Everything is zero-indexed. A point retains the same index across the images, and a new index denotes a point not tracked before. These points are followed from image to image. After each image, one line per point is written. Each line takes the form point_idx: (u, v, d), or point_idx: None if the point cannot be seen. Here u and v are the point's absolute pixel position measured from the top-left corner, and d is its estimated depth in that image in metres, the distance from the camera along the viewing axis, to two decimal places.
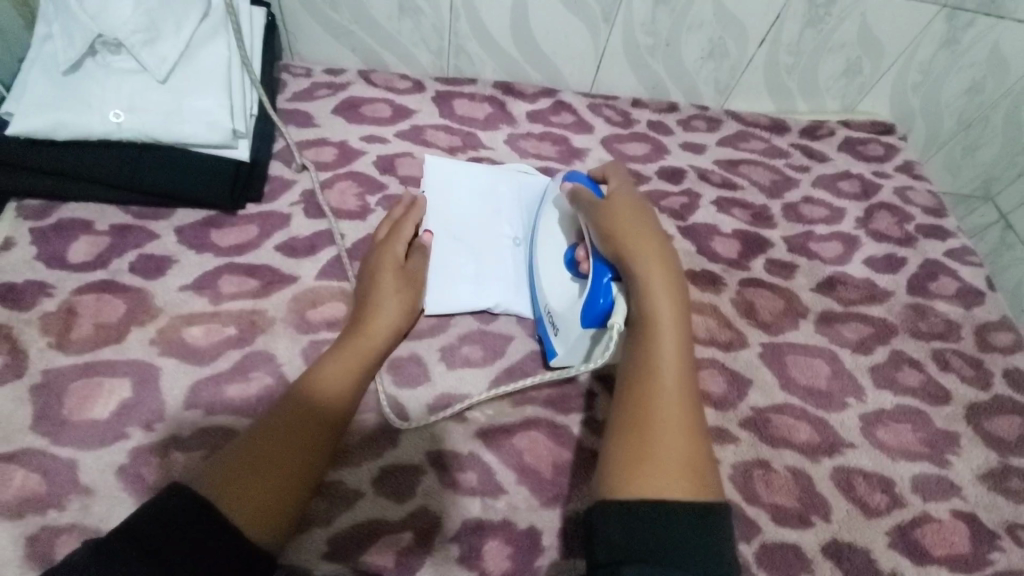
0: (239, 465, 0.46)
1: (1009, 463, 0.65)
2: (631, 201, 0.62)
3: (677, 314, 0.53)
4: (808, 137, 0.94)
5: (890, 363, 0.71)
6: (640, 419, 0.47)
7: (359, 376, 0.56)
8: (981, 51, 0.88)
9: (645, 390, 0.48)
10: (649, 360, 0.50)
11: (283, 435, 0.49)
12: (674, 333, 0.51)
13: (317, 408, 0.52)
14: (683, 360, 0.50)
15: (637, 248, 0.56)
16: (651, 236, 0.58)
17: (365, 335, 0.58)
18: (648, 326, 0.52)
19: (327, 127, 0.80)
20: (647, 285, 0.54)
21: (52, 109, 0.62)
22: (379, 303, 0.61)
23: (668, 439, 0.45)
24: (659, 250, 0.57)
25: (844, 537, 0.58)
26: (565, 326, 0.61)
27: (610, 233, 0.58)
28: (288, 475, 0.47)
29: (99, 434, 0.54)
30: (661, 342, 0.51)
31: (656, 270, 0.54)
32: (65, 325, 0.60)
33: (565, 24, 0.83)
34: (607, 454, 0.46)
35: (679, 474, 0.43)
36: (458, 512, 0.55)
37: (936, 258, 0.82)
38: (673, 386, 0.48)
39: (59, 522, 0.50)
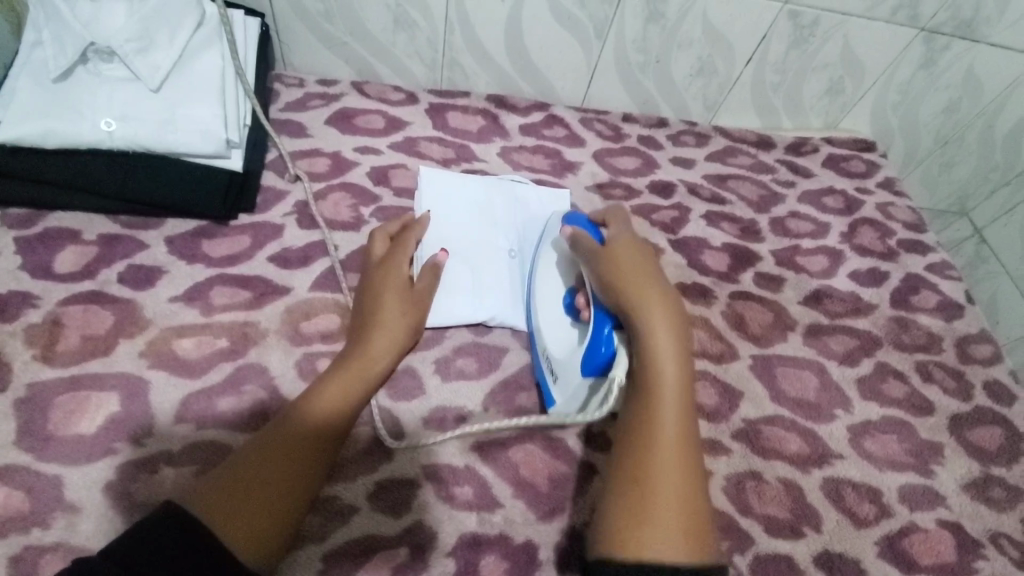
0: (237, 487, 0.45)
1: (990, 472, 0.67)
2: (631, 246, 0.61)
3: (681, 366, 0.51)
4: (793, 153, 0.96)
5: (875, 374, 0.72)
6: (637, 479, 0.46)
7: (355, 398, 0.54)
8: (957, 72, 0.92)
9: (644, 448, 0.47)
10: (650, 416, 0.49)
11: (281, 457, 0.48)
12: (675, 385, 0.50)
13: (313, 434, 0.50)
14: (685, 415, 0.49)
15: (635, 297, 0.55)
16: (652, 284, 0.56)
17: (365, 359, 0.56)
18: (647, 380, 0.51)
19: (321, 138, 0.79)
20: (648, 335, 0.52)
21: (41, 116, 0.61)
22: (383, 320, 0.59)
23: (665, 501, 0.44)
24: (660, 297, 0.55)
25: (835, 547, 0.58)
26: (564, 373, 0.60)
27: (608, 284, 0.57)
28: (286, 495, 0.46)
29: (86, 450, 0.53)
30: (662, 397, 0.49)
31: (656, 319, 0.53)
32: (51, 337, 0.58)
33: (558, 39, 0.84)
34: (606, 511, 0.46)
35: (675, 536, 0.43)
36: (454, 526, 0.54)
37: (917, 272, 0.84)
38: (673, 444, 0.47)
39: (43, 541, 0.48)
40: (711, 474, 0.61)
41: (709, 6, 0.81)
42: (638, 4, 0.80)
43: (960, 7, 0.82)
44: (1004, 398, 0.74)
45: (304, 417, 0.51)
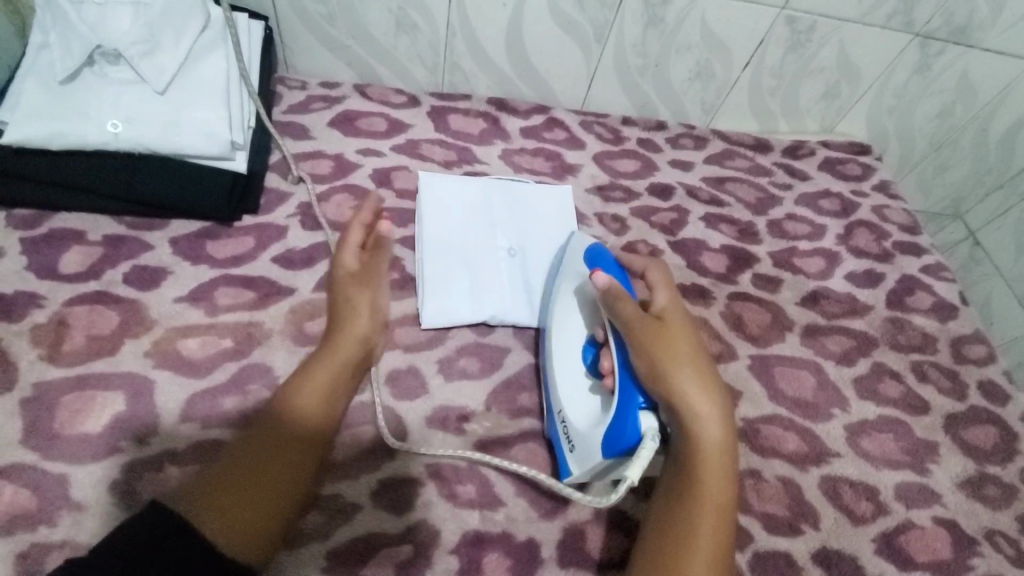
0: (213, 482, 0.46)
1: (985, 471, 0.68)
2: (681, 325, 0.59)
3: (724, 463, 0.51)
4: (790, 156, 0.97)
5: (872, 374, 0.73)
6: (670, 568, 0.46)
7: (336, 393, 0.56)
8: (951, 77, 0.93)
9: (679, 538, 0.48)
10: (689, 504, 0.49)
11: (259, 451, 0.49)
12: (717, 479, 0.50)
13: (301, 433, 0.52)
14: (725, 511, 0.49)
15: (688, 386, 0.53)
16: (702, 373, 0.55)
17: (329, 356, 0.57)
18: (688, 467, 0.51)
19: (323, 140, 0.80)
20: (696, 427, 0.52)
21: (49, 118, 0.62)
22: (353, 317, 0.60)
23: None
24: (709, 388, 0.54)
25: (833, 544, 0.59)
26: (582, 446, 0.55)
27: (657, 362, 0.54)
28: (269, 486, 0.47)
29: (92, 448, 0.53)
30: (704, 487, 0.50)
31: (707, 410, 0.53)
32: (57, 337, 0.59)
33: (558, 43, 0.85)
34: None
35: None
36: (457, 524, 0.55)
37: (912, 274, 0.86)
38: (709, 540, 0.47)
39: (50, 539, 0.49)
40: None
41: (708, 11, 0.82)
42: (637, 8, 0.81)
43: (954, 14, 0.83)
44: (997, 398, 0.75)
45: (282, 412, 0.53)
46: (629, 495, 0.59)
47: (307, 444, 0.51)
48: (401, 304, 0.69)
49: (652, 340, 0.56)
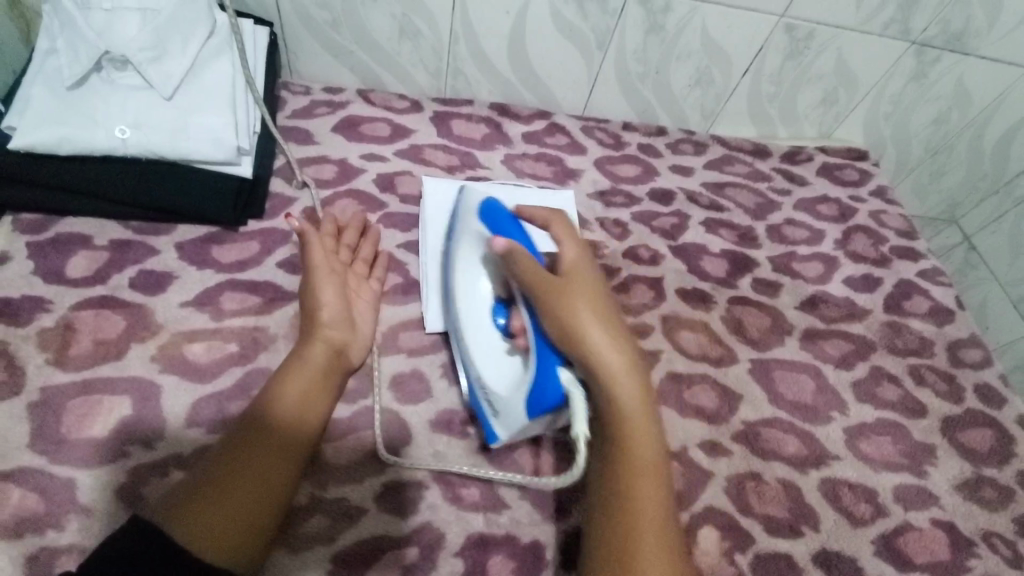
0: (183, 490, 0.47)
1: (982, 473, 0.69)
2: (583, 277, 0.58)
3: (647, 418, 0.51)
4: (788, 162, 0.98)
5: (870, 378, 0.74)
6: (624, 550, 0.45)
7: (316, 394, 0.57)
8: (947, 84, 0.94)
9: (626, 516, 0.47)
10: (626, 477, 0.48)
11: (229, 457, 0.50)
12: (645, 439, 0.50)
13: (281, 437, 0.52)
14: (659, 472, 0.49)
15: (598, 340, 0.52)
16: (610, 324, 0.54)
17: (298, 363, 0.58)
18: (616, 436, 0.50)
19: (327, 145, 0.81)
20: (611, 379, 0.51)
21: (57, 124, 0.62)
22: (323, 323, 0.61)
23: (657, 566, 0.45)
24: (619, 339, 0.54)
25: (833, 545, 0.60)
26: (507, 409, 0.57)
27: (565, 323, 0.53)
28: (240, 490, 0.48)
29: (99, 452, 0.54)
30: (636, 455, 0.49)
31: (617, 364, 0.52)
32: (63, 341, 0.59)
33: (560, 50, 0.86)
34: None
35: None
36: (461, 527, 0.55)
37: (909, 278, 0.87)
38: (651, 506, 0.48)
39: (57, 543, 0.49)
40: (712, 475, 0.62)
41: (708, 19, 0.83)
42: (639, 16, 0.82)
43: (950, 22, 0.85)
44: (993, 401, 0.76)
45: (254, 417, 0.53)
46: None
47: (279, 446, 0.52)
48: (405, 308, 0.69)
49: (554, 296, 0.55)
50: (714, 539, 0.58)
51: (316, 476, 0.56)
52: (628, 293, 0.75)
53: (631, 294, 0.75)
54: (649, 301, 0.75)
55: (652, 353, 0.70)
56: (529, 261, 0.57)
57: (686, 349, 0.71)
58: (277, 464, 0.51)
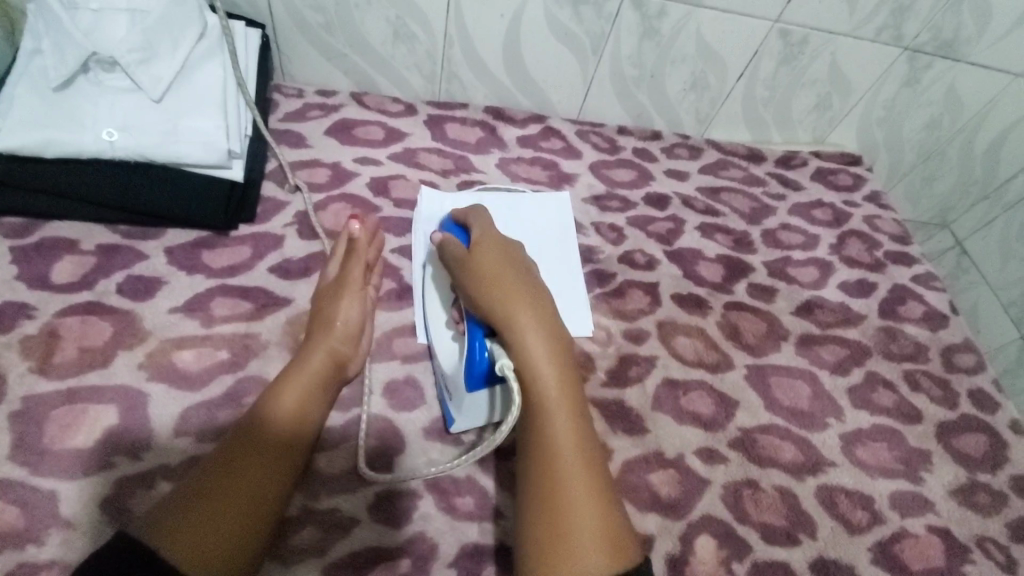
0: (171, 506, 0.46)
1: (976, 478, 0.69)
2: (501, 246, 0.60)
3: (562, 370, 0.51)
4: (783, 167, 0.98)
5: (865, 383, 0.74)
6: (551, 508, 0.45)
7: (317, 403, 0.56)
8: (939, 90, 0.95)
9: (550, 475, 0.47)
10: (547, 435, 0.48)
11: (219, 471, 0.49)
12: (563, 391, 0.50)
13: (277, 445, 0.52)
14: (579, 423, 0.49)
15: (509, 303, 0.54)
16: (524, 284, 0.56)
17: (296, 371, 0.57)
18: (533, 394, 0.50)
19: (320, 148, 0.80)
20: (520, 340, 0.52)
21: (43, 126, 0.61)
22: (331, 331, 0.60)
23: (584, 515, 0.44)
24: (532, 296, 0.55)
25: (830, 553, 0.60)
26: (455, 390, 0.58)
27: (480, 290, 0.56)
28: (232, 506, 0.47)
29: (84, 463, 0.53)
30: (554, 409, 0.49)
31: (523, 320, 0.53)
32: (48, 349, 0.58)
33: (555, 54, 0.86)
34: (528, 554, 0.45)
35: (600, 550, 0.43)
36: (456, 537, 0.55)
37: (903, 283, 0.87)
38: (575, 457, 0.47)
39: (39, 558, 0.48)
40: (709, 482, 0.62)
41: (703, 24, 0.83)
42: (634, 20, 0.82)
43: (942, 29, 0.85)
44: (987, 406, 0.76)
45: (246, 430, 0.52)
46: (630, 507, 0.59)
47: (273, 463, 0.51)
48: (398, 314, 0.68)
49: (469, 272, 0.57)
50: (710, 547, 0.58)
51: (309, 487, 0.55)
52: (624, 298, 0.75)
53: (626, 299, 0.75)
54: (645, 306, 0.74)
55: (648, 359, 0.70)
56: (453, 242, 0.61)
57: (681, 355, 0.71)
58: (270, 481, 0.50)
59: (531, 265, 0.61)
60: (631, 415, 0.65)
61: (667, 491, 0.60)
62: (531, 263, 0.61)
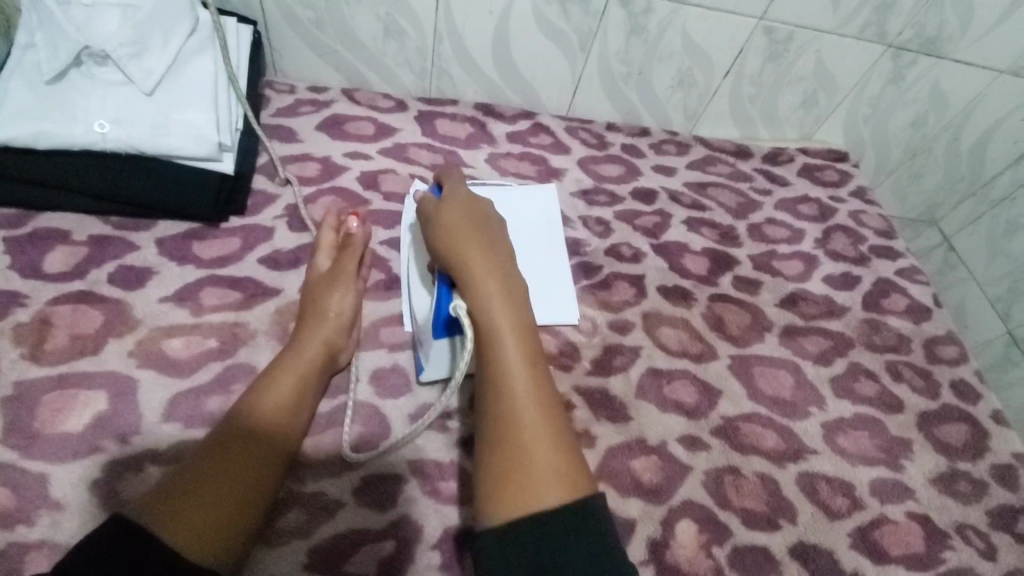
0: (170, 489, 0.47)
1: (957, 467, 0.70)
2: (462, 201, 0.61)
3: (516, 312, 0.52)
4: (770, 163, 1.00)
5: (848, 374, 0.75)
6: (504, 441, 0.46)
7: (308, 393, 0.58)
8: (924, 87, 0.96)
9: (503, 411, 0.48)
10: (500, 373, 0.49)
11: (215, 456, 0.50)
12: (516, 332, 0.51)
13: (268, 432, 0.53)
14: (534, 363, 0.50)
15: (468, 255, 0.55)
16: (481, 235, 0.57)
17: (289, 361, 0.59)
18: (487, 336, 0.51)
19: (311, 143, 0.81)
20: (478, 287, 0.53)
21: (35, 118, 0.62)
22: (321, 323, 0.62)
23: (535, 450, 0.46)
24: (488, 246, 0.57)
25: (810, 539, 0.61)
26: (425, 340, 0.60)
27: (440, 242, 0.57)
28: (229, 489, 0.48)
29: (73, 447, 0.53)
30: (507, 349, 0.50)
31: (480, 270, 0.54)
32: (40, 336, 0.59)
33: (544, 51, 0.87)
34: (484, 486, 0.46)
35: (552, 478, 0.44)
36: (439, 520, 0.55)
37: (887, 276, 0.88)
38: (527, 392, 0.48)
39: (29, 538, 0.49)
40: (691, 468, 0.63)
41: (689, 21, 0.84)
42: (621, 18, 0.83)
43: (924, 26, 0.86)
44: (969, 397, 0.77)
45: (239, 418, 0.54)
46: (612, 492, 0.60)
47: (269, 448, 0.52)
48: (386, 304, 0.69)
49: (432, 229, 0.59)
50: (691, 531, 0.59)
51: (296, 472, 0.56)
52: (610, 290, 0.76)
53: (612, 290, 0.76)
54: (630, 298, 0.75)
55: (632, 349, 0.71)
56: (421, 197, 0.63)
57: (666, 345, 0.72)
58: (263, 465, 0.51)
59: (495, 221, 0.61)
60: (615, 403, 0.66)
61: (649, 477, 0.61)
62: (496, 218, 0.62)
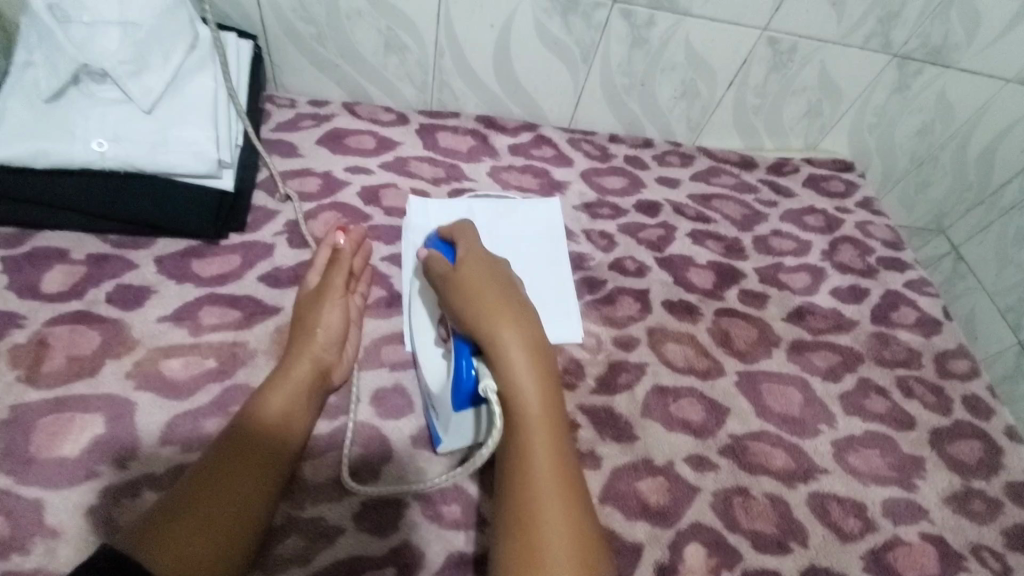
0: (158, 516, 0.46)
1: (971, 485, 0.69)
2: (486, 263, 0.59)
3: (546, 393, 0.50)
4: (774, 173, 0.98)
5: (858, 390, 0.74)
6: (526, 527, 0.45)
7: (303, 411, 0.57)
8: (930, 96, 0.95)
9: (524, 493, 0.46)
10: (523, 452, 0.48)
11: (204, 482, 0.49)
12: (542, 408, 0.50)
13: (263, 450, 0.52)
14: (559, 441, 0.49)
15: (497, 324, 0.53)
16: (506, 299, 0.55)
17: (280, 378, 0.58)
18: (513, 415, 0.49)
19: (312, 158, 0.80)
20: (503, 359, 0.51)
21: (33, 137, 0.61)
22: (315, 341, 0.61)
23: (559, 539, 0.44)
24: (518, 314, 0.54)
25: (821, 562, 0.59)
26: (443, 412, 0.57)
27: (463, 307, 0.55)
28: (217, 516, 0.47)
29: (69, 472, 0.53)
30: (532, 428, 0.49)
31: (509, 339, 0.52)
32: (36, 358, 0.58)
33: (545, 63, 0.86)
34: (500, 573, 0.44)
35: (574, 570, 0.43)
36: (441, 546, 0.54)
37: (896, 289, 0.87)
38: (552, 472, 0.47)
39: (23, 567, 0.48)
40: (698, 489, 0.62)
41: (691, 33, 0.83)
42: (623, 30, 0.82)
43: (930, 36, 0.85)
44: (981, 412, 0.76)
45: (235, 436, 0.53)
46: (618, 515, 0.58)
47: (262, 471, 0.51)
48: (388, 322, 0.68)
49: (455, 290, 0.57)
50: (700, 555, 0.57)
51: (294, 496, 0.55)
52: (614, 305, 0.75)
53: (616, 305, 0.75)
54: (635, 313, 0.74)
55: (638, 366, 0.69)
56: (437, 259, 0.62)
57: (671, 362, 0.71)
58: (257, 487, 0.50)
59: (515, 282, 0.60)
60: (621, 422, 0.65)
61: (656, 499, 0.60)
62: (516, 279, 0.60)
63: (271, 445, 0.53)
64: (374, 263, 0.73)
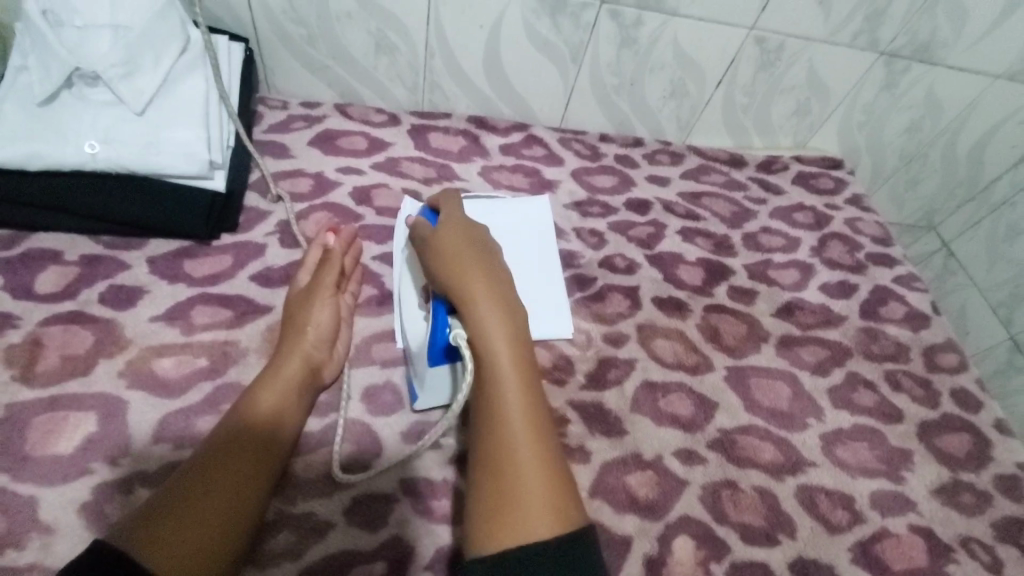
0: (151, 512, 0.46)
1: (959, 478, 0.69)
2: (463, 227, 0.60)
3: (516, 344, 0.51)
4: (764, 171, 0.99)
5: (846, 384, 0.74)
6: (496, 472, 0.45)
7: (294, 408, 0.57)
8: (918, 93, 0.96)
9: (495, 441, 0.47)
10: (496, 402, 0.48)
11: (197, 478, 0.49)
12: (513, 358, 0.50)
13: (254, 446, 0.53)
14: (530, 390, 0.49)
15: (469, 282, 0.53)
16: (480, 259, 0.56)
17: (271, 376, 0.58)
18: (484, 367, 0.50)
19: (304, 159, 0.81)
20: (474, 314, 0.52)
21: (25, 140, 0.62)
22: (306, 338, 0.61)
23: (528, 483, 0.44)
24: (490, 273, 0.55)
25: (810, 554, 0.60)
26: (420, 368, 0.60)
27: (438, 269, 0.56)
28: (209, 510, 0.48)
29: (62, 470, 0.53)
30: (504, 385, 0.49)
31: (480, 295, 0.52)
32: (30, 358, 0.58)
33: (535, 63, 0.87)
34: (472, 518, 0.45)
35: (542, 511, 0.43)
36: (431, 540, 0.55)
37: (885, 284, 0.87)
38: (522, 419, 0.47)
39: (17, 563, 0.48)
40: (687, 483, 0.62)
41: (680, 32, 0.84)
42: (612, 30, 0.83)
43: (917, 33, 0.86)
44: (970, 405, 0.77)
45: (227, 433, 0.53)
46: (607, 508, 0.59)
47: (254, 467, 0.52)
48: (379, 319, 0.69)
49: (432, 254, 0.58)
50: (688, 548, 0.58)
51: (285, 492, 0.55)
52: (604, 302, 0.75)
53: (606, 302, 0.75)
54: (625, 310, 0.75)
55: (627, 361, 0.70)
56: (421, 225, 0.62)
57: (661, 357, 0.71)
58: (249, 483, 0.51)
59: (492, 244, 0.60)
60: (610, 417, 0.65)
61: (645, 492, 0.61)
62: (494, 241, 0.61)
63: (262, 441, 0.54)
64: (365, 262, 0.73)
